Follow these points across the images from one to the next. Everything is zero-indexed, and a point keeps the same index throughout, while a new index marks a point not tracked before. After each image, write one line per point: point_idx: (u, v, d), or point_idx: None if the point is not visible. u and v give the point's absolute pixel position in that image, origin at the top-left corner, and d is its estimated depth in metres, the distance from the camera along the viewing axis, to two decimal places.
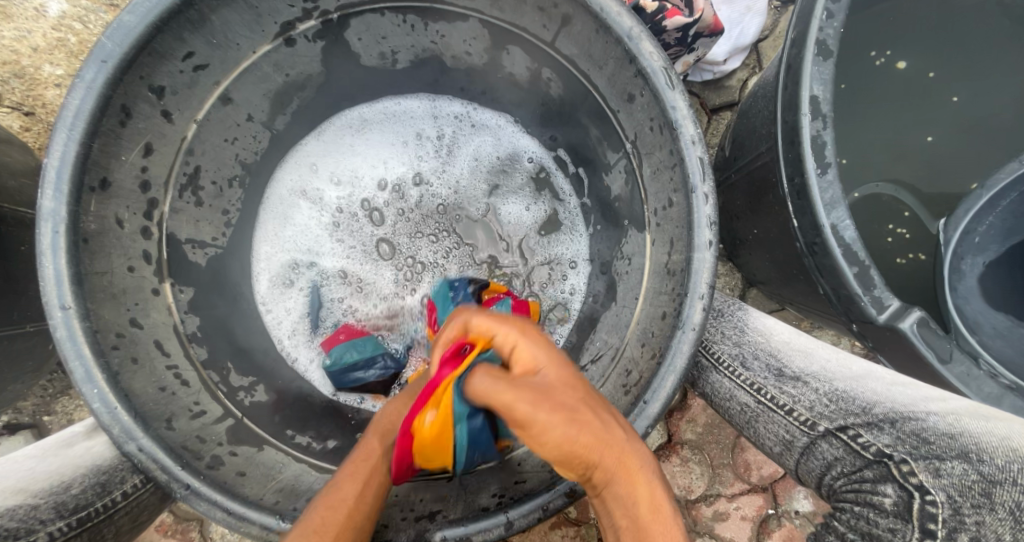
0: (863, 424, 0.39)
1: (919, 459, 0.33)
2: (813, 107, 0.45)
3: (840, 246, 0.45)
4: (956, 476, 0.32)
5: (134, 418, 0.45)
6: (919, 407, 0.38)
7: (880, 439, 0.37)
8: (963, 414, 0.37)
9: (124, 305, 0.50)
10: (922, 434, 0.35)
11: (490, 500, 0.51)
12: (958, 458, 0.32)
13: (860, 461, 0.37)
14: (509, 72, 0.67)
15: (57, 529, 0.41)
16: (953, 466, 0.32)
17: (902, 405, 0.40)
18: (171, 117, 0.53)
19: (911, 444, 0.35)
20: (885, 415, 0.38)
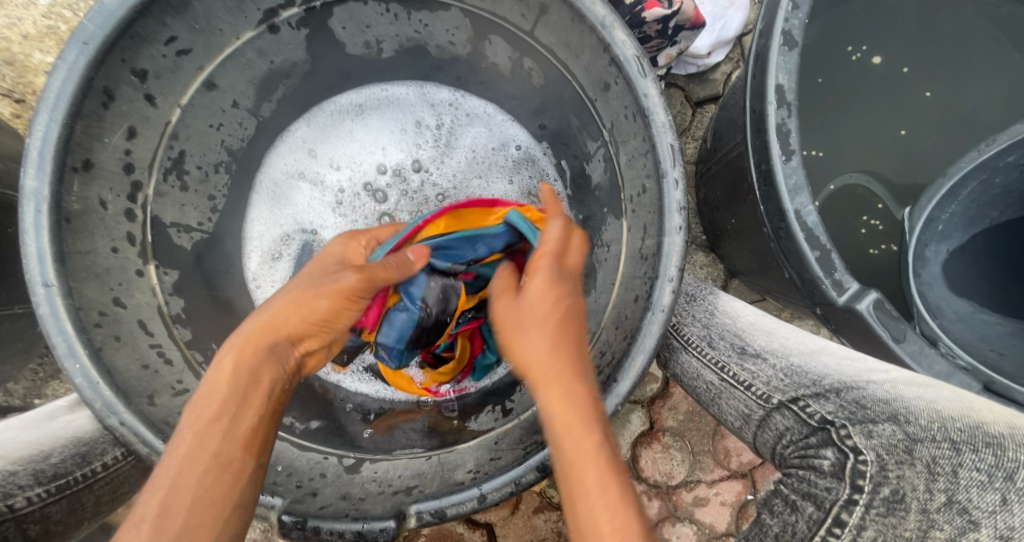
0: (812, 395, 0.40)
1: (856, 424, 0.36)
2: (779, 96, 0.47)
3: (803, 231, 0.47)
4: (885, 436, 0.34)
5: (116, 393, 0.46)
6: (863, 378, 0.41)
7: (825, 407, 0.39)
8: (903, 383, 0.39)
9: (108, 285, 0.51)
10: (860, 401, 0.38)
11: (465, 476, 0.53)
12: (889, 420, 0.35)
13: (805, 428, 0.39)
14: (492, 62, 0.68)
15: (32, 494, 0.44)
16: (883, 428, 0.35)
17: (848, 377, 0.42)
18: (154, 101, 0.54)
19: (849, 411, 0.37)
20: (831, 385, 0.40)
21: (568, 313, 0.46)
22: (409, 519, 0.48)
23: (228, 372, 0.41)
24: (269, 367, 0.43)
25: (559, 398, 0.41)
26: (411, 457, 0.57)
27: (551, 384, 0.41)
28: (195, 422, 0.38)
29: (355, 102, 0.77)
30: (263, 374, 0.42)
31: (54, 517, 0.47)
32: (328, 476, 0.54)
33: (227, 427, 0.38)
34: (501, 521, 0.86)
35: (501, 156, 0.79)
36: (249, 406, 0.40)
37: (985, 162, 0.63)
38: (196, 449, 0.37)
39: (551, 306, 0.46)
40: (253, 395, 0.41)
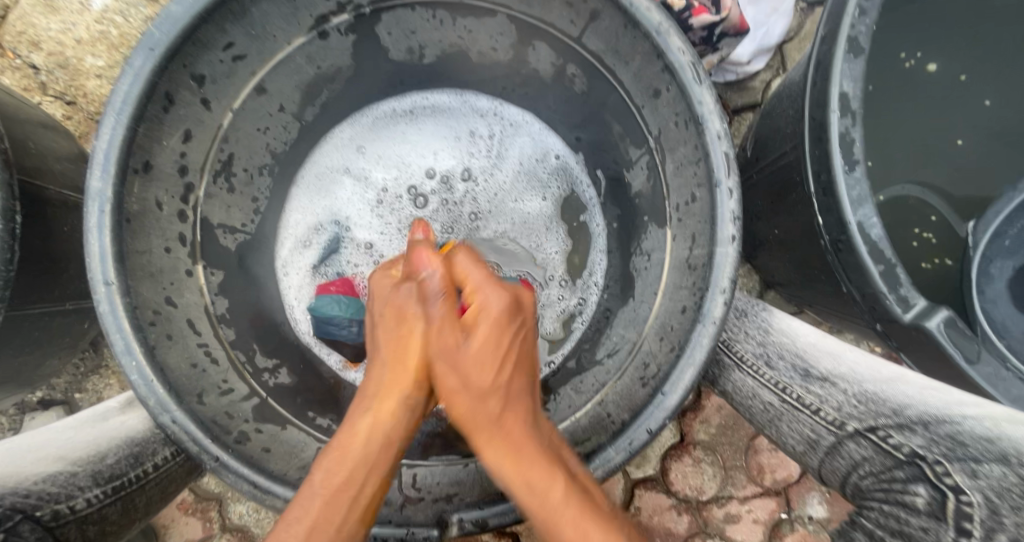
0: (894, 426, 0.39)
1: (953, 461, 0.34)
2: (842, 105, 0.45)
3: (866, 245, 0.45)
4: (993, 478, 0.32)
5: (169, 392, 0.47)
6: (953, 412, 0.39)
7: (912, 439, 0.37)
8: (1001, 422, 0.37)
9: (161, 284, 0.52)
10: (958, 438, 0.36)
11: (504, 485, 0.51)
12: (997, 461, 0.33)
13: (890, 461, 0.37)
14: (534, 68, 0.68)
15: (93, 496, 0.44)
16: (989, 468, 0.32)
17: (934, 410, 0.40)
18: (209, 104, 0.55)
19: (945, 446, 0.35)
20: (918, 418, 0.39)
21: (517, 357, 0.45)
22: (451, 528, 0.48)
23: (343, 469, 0.39)
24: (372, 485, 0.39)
25: (510, 460, 0.39)
26: (449, 464, 0.57)
27: (494, 443, 0.41)
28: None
29: (407, 106, 0.79)
30: (364, 492, 0.39)
31: (112, 518, 0.46)
32: None
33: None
34: (528, 531, 0.85)
35: (541, 168, 0.80)
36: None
37: None
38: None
39: (492, 363, 0.43)
40: (351, 526, 0.37)
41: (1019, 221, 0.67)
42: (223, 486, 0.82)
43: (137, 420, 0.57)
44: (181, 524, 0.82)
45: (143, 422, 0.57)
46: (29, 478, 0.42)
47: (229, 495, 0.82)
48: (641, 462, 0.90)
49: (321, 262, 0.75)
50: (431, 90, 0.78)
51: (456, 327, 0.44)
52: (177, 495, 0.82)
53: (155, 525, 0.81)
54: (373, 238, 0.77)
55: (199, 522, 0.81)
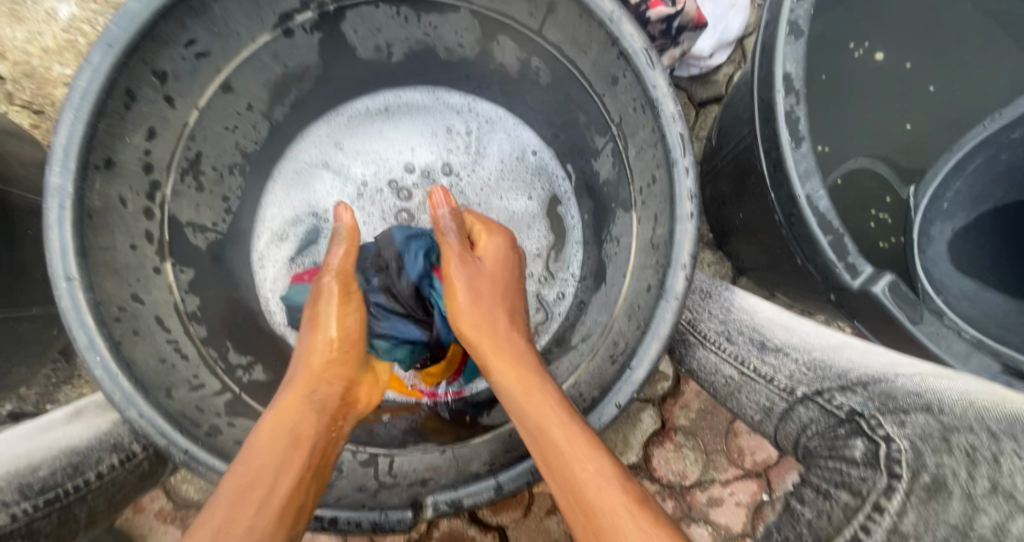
0: (837, 387, 0.39)
1: (888, 413, 0.34)
2: (787, 84, 0.48)
3: (815, 217, 0.48)
4: (919, 425, 0.31)
5: (135, 386, 0.46)
6: (890, 370, 0.39)
7: (852, 398, 0.37)
8: (932, 375, 0.37)
9: (126, 280, 0.52)
10: (892, 392, 0.35)
11: (480, 467, 0.52)
12: (923, 410, 0.32)
13: (832, 420, 0.37)
14: (499, 63, 0.69)
15: (21, 510, 0.44)
16: (916, 417, 0.32)
17: (876, 371, 0.39)
18: (173, 102, 0.55)
19: (880, 401, 0.35)
20: (858, 379, 0.39)
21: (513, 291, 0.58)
22: (425, 510, 0.49)
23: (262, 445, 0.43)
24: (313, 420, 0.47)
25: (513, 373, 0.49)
26: (425, 452, 0.57)
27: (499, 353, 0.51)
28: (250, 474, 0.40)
29: (381, 103, 0.80)
30: (304, 426, 0.46)
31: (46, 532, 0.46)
32: (344, 470, 0.55)
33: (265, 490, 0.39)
34: (513, 524, 0.85)
35: (519, 165, 0.81)
36: (288, 467, 0.42)
37: (986, 139, 0.68)
38: (249, 495, 0.39)
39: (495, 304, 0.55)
40: (300, 453, 0.44)
41: (953, 183, 0.71)
42: (202, 493, 0.81)
43: (83, 427, 0.56)
44: (159, 534, 0.80)
45: (89, 428, 0.56)
46: None
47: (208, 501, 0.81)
48: (624, 449, 0.91)
49: (297, 254, 0.76)
50: (404, 87, 0.79)
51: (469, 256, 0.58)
52: (154, 504, 0.80)
53: (133, 536, 0.79)
54: None
55: (177, 531, 0.80)
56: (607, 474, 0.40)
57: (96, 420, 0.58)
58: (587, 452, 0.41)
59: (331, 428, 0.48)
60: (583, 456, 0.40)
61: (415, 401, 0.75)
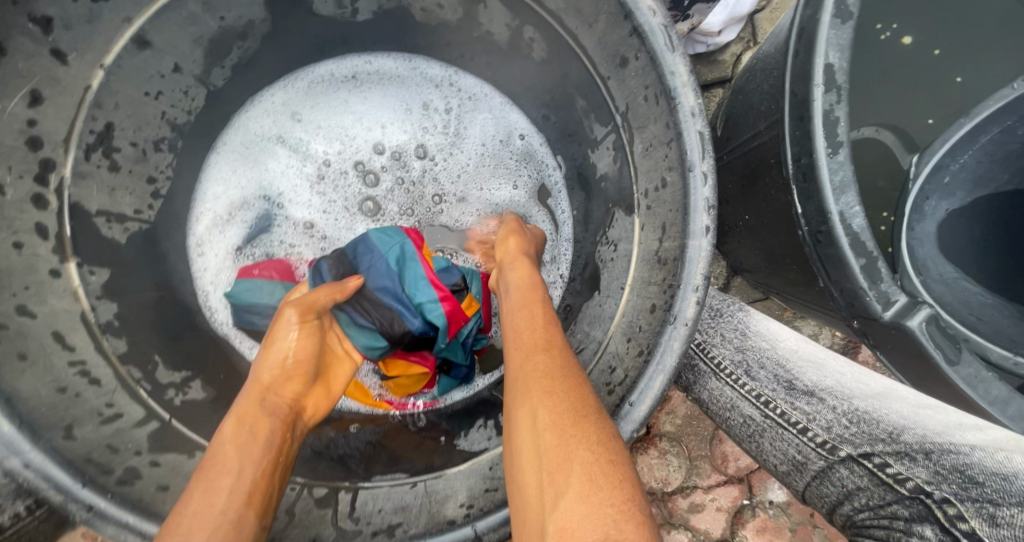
0: (892, 453, 0.32)
1: (968, 501, 0.27)
2: (828, 77, 0.40)
3: (847, 236, 0.42)
4: (1018, 525, 0.24)
5: (19, 428, 0.37)
6: (955, 434, 0.31)
7: (917, 472, 0.30)
8: (1013, 446, 0.29)
9: (9, 290, 0.41)
10: (969, 472, 0.28)
11: (456, 512, 0.46)
12: (1018, 504, 0.25)
13: (892, 495, 0.31)
14: (486, 31, 0.59)
15: None
16: (1011, 513, 0.24)
17: (936, 434, 0.32)
18: (66, 57, 0.43)
19: (958, 484, 0.28)
20: (919, 446, 0.31)
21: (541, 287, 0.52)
22: None
23: (228, 440, 0.41)
24: (277, 417, 0.45)
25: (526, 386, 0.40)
26: (394, 486, 0.50)
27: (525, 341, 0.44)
28: (215, 461, 0.40)
29: (349, 70, 0.68)
30: (262, 423, 0.43)
31: None
32: (297, 514, 0.47)
33: (231, 483, 0.38)
34: None
35: (506, 152, 0.71)
36: (251, 459, 0.40)
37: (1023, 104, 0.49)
38: (198, 521, 0.35)
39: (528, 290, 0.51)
40: (262, 450, 0.41)
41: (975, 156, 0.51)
42: None
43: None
44: None
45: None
46: None
47: None
48: None
49: (246, 242, 0.66)
50: (376, 53, 0.67)
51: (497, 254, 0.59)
52: None
53: None
54: (311, 225, 0.68)
55: None
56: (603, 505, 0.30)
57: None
58: (600, 451, 0.34)
59: (289, 427, 0.45)
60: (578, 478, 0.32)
61: (382, 413, 0.68)
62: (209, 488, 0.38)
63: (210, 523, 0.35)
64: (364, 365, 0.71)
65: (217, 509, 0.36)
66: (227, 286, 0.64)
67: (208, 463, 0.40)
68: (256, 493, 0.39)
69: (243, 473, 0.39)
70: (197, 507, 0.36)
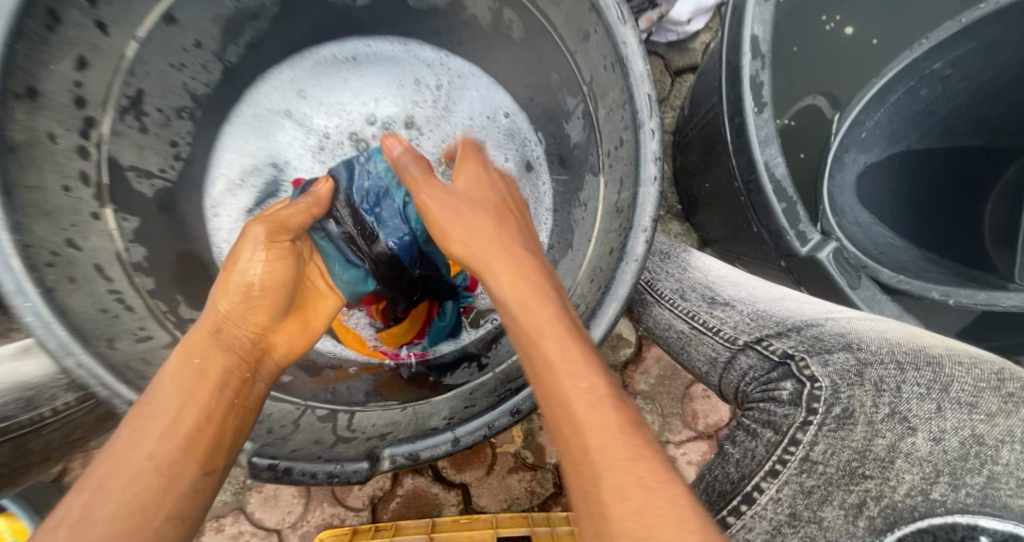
0: (775, 334, 0.46)
1: (813, 355, 0.42)
2: (754, 47, 0.47)
3: (772, 183, 0.49)
4: (839, 363, 0.40)
5: (72, 333, 0.44)
6: (818, 315, 0.46)
7: (786, 343, 0.44)
8: (854, 317, 0.44)
9: (60, 224, 0.49)
10: (818, 336, 0.43)
11: (439, 422, 0.53)
12: (843, 348, 0.41)
13: (768, 363, 0.45)
14: (471, 14, 0.66)
15: None
16: (837, 356, 0.41)
17: (809, 316, 0.47)
18: (107, 29, 0.50)
19: (807, 344, 0.43)
20: (794, 324, 0.46)
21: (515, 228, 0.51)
22: (383, 462, 0.49)
23: (174, 378, 0.44)
24: (232, 359, 0.48)
25: (516, 291, 0.43)
26: (387, 408, 0.58)
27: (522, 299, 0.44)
28: (150, 403, 0.42)
29: (348, 51, 0.76)
30: (216, 364, 0.46)
31: None
32: (302, 425, 0.55)
33: (166, 428, 0.41)
34: (476, 481, 0.88)
35: (491, 127, 0.79)
36: (195, 403, 0.43)
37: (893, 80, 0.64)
38: (124, 462, 0.38)
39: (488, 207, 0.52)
40: (206, 396, 0.44)
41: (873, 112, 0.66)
42: None
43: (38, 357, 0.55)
44: None
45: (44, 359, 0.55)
46: None
47: None
48: None
49: (256, 205, 0.73)
50: (372, 36, 0.75)
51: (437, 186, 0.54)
52: None
53: None
54: None
55: None
56: (604, 407, 0.34)
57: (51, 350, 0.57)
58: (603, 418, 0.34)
59: (248, 369, 0.49)
60: (583, 376, 0.36)
61: (377, 361, 0.73)
62: (141, 425, 0.40)
63: (135, 470, 0.38)
64: (362, 318, 0.76)
65: (141, 456, 0.39)
66: None
67: (147, 399, 0.42)
68: (200, 439, 0.42)
69: (179, 420, 0.41)
70: (127, 445, 0.39)
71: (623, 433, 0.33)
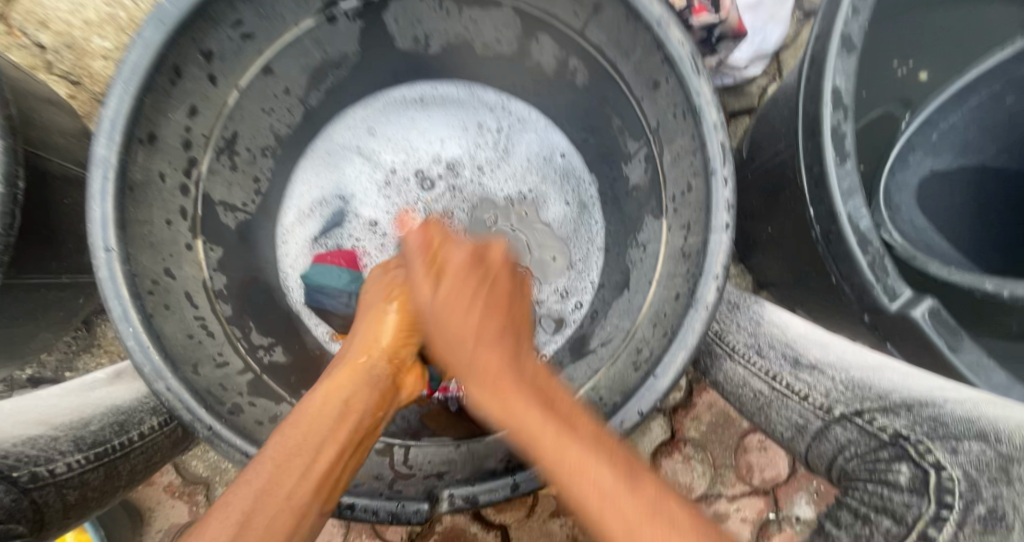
0: (879, 409, 0.42)
1: (937, 439, 0.37)
2: (835, 99, 0.46)
3: (856, 236, 0.47)
4: (973, 453, 0.35)
5: (165, 360, 0.47)
6: (935, 393, 0.41)
7: (897, 422, 0.41)
8: (982, 401, 0.39)
9: (160, 255, 0.53)
10: (939, 417, 0.38)
11: (497, 465, 0.52)
12: (976, 438, 0.35)
13: (875, 442, 0.41)
14: (537, 61, 0.69)
15: (74, 461, 0.46)
16: (970, 445, 0.35)
17: (921, 392, 0.42)
18: (216, 81, 0.56)
19: (926, 426, 0.38)
20: (902, 400, 0.41)
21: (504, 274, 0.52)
22: (441, 502, 0.48)
23: (318, 408, 0.40)
24: (369, 393, 0.43)
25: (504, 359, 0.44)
26: (442, 443, 0.57)
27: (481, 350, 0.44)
28: (305, 423, 0.38)
29: (417, 93, 0.80)
30: (354, 402, 0.41)
31: (92, 484, 0.47)
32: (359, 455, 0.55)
33: (305, 465, 0.35)
34: (516, 524, 0.85)
35: (548, 168, 0.81)
36: (335, 436, 0.38)
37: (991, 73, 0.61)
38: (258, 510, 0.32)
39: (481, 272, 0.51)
40: (343, 432, 0.39)
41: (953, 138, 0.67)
42: (211, 469, 0.82)
43: (123, 390, 0.60)
44: (167, 508, 0.81)
45: (130, 391, 0.60)
46: (14, 438, 0.44)
47: (217, 479, 0.82)
48: None
49: (322, 234, 0.76)
50: (441, 79, 0.79)
51: (428, 281, 0.50)
52: (163, 477, 0.81)
53: (139, 507, 0.81)
54: (375, 222, 0.78)
55: (185, 505, 0.81)
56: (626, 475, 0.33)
57: (135, 384, 0.62)
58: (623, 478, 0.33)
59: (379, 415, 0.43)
60: (587, 460, 0.33)
61: None
62: (276, 462, 0.35)
63: (272, 509, 0.32)
64: None
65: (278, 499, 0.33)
66: (303, 269, 0.74)
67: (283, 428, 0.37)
68: (328, 478, 0.37)
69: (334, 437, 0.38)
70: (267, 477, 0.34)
71: (635, 502, 0.31)
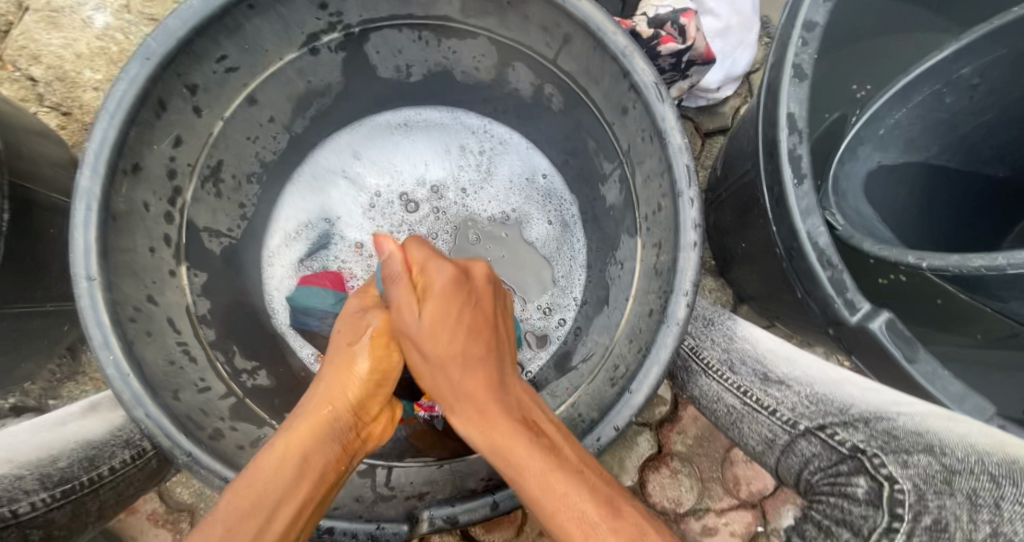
0: (840, 423, 0.44)
1: (891, 453, 0.38)
2: (791, 123, 0.49)
3: (815, 252, 0.49)
4: (921, 467, 0.36)
5: (145, 387, 0.47)
6: (891, 407, 0.43)
7: (855, 436, 0.42)
8: (933, 416, 0.41)
9: (143, 282, 0.54)
10: (893, 432, 0.40)
11: (477, 484, 0.53)
12: (924, 451, 0.37)
13: (835, 455, 0.42)
14: (514, 88, 0.72)
15: (39, 500, 0.46)
16: (919, 458, 0.37)
17: (878, 407, 0.44)
18: (200, 112, 0.58)
19: (881, 440, 0.40)
20: (860, 415, 0.44)
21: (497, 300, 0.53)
22: (421, 523, 0.50)
23: (278, 458, 0.39)
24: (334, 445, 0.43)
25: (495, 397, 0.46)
26: (424, 464, 0.58)
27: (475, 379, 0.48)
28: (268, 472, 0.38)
29: (401, 119, 0.82)
30: (320, 453, 0.41)
31: (56, 523, 0.49)
32: None
33: (260, 524, 0.35)
34: None
35: (530, 189, 0.83)
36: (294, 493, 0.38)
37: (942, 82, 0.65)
38: None
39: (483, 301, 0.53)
40: (307, 483, 0.39)
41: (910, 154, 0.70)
42: (196, 495, 0.81)
43: (97, 423, 0.60)
44: (150, 537, 0.80)
45: (103, 425, 0.60)
46: None
47: (201, 505, 0.81)
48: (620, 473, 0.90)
49: (308, 256, 0.78)
50: (424, 105, 0.81)
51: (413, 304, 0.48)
52: (147, 505, 0.80)
53: (122, 537, 0.80)
54: (360, 244, 0.79)
55: (169, 534, 0.80)
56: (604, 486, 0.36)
57: (109, 417, 0.62)
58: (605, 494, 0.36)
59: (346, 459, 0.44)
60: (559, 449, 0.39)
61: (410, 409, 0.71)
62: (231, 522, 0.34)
63: None
64: None
65: None
66: (289, 292, 0.75)
67: (246, 479, 0.37)
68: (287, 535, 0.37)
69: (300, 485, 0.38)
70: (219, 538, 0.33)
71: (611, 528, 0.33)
